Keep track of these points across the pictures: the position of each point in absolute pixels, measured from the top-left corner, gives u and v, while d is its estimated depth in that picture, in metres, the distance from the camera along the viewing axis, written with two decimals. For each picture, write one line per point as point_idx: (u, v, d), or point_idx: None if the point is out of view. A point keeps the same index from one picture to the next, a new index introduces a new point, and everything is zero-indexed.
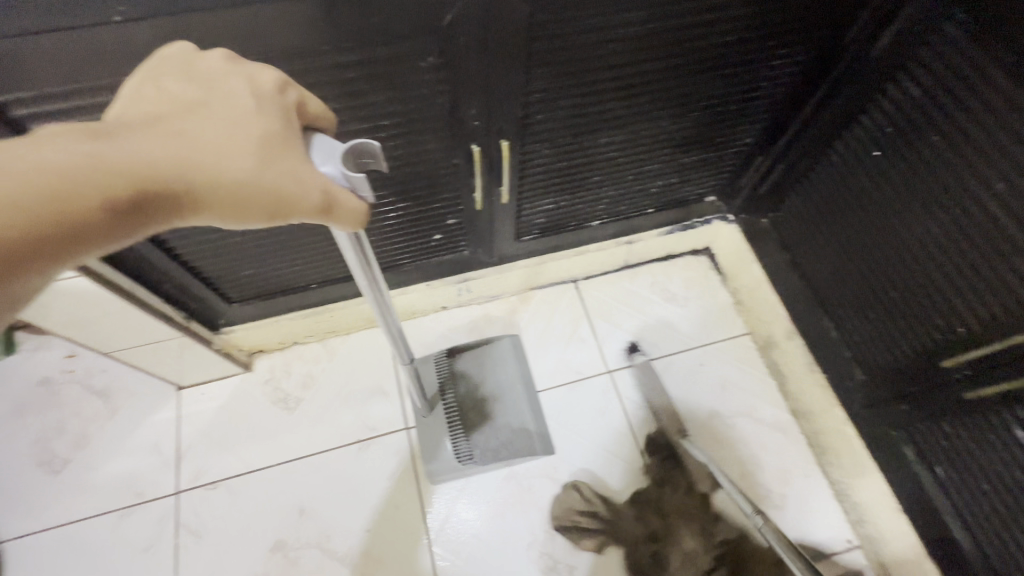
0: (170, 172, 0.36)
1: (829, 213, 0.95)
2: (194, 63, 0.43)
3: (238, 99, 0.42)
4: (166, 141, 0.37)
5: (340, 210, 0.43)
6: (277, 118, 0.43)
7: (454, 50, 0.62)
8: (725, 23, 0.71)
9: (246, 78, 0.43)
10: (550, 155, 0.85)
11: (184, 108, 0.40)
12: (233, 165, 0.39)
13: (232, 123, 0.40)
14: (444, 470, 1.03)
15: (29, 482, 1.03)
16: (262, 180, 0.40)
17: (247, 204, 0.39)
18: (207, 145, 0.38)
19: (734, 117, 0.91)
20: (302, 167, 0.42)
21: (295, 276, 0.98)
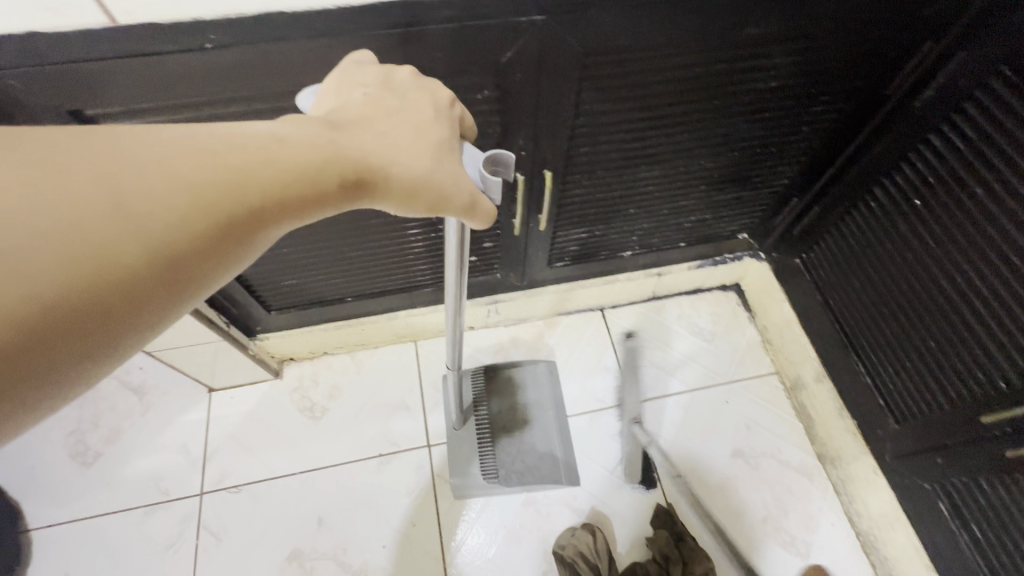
0: (374, 160, 0.39)
1: (867, 258, 0.95)
2: (391, 76, 0.45)
3: (421, 108, 0.44)
4: (371, 138, 0.40)
5: (479, 210, 0.45)
6: (448, 127, 0.45)
7: (509, 83, 0.65)
8: (771, 70, 0.73)
9: (427, 90, 0.45)
10: (590, 186, 0.87)
11: (382, 112, 0.42)
12: (415, 161, 0.41)
13: (417, 127, 0.42)
14: (471, 484, 1.03)
15: (61, 472, 1.06)
16: (432, 176, 0.41)
17: (414, 197, 0.41)
18: (399, 144, 0.41)
19: (771, 158, 0.92)
20: (459, 170, 0.43)
21: (332, 289, 1.01)
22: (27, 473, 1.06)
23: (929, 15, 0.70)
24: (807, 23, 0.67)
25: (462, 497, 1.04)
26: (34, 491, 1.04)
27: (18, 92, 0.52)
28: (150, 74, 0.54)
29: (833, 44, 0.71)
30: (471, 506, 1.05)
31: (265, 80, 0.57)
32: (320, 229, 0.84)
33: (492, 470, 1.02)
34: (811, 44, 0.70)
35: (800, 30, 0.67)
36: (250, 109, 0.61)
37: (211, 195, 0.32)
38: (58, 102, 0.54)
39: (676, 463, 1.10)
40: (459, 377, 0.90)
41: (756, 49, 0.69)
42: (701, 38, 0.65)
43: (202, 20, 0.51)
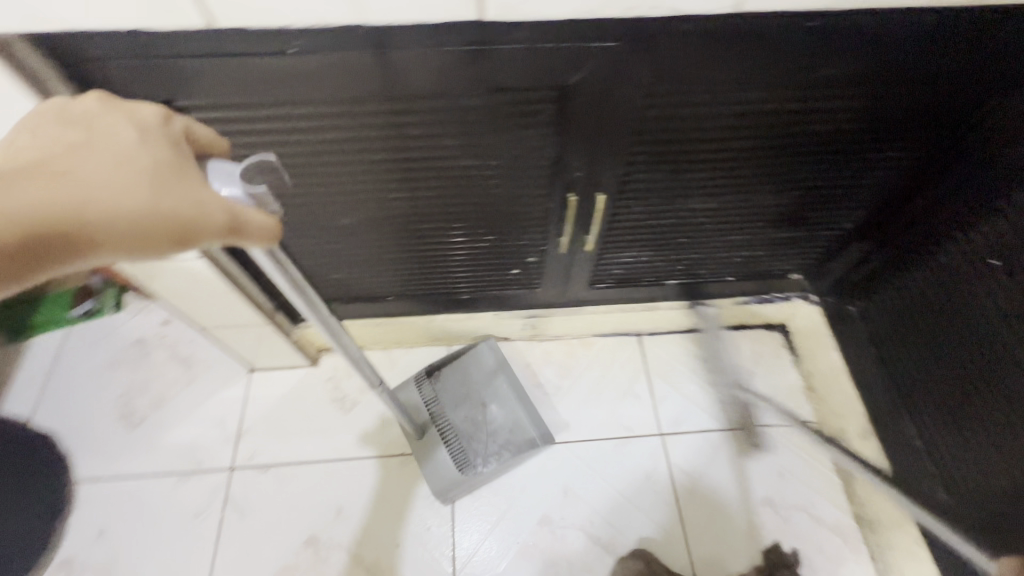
0: (52, 211, 0.34)
1: (931, 314, 0.89)
2: (71, 110, 0.41)
3: (114, 138, 0.39)
4: (54, 186, 0.35)
5: (250, 227, 0.40)
6: (166, 147, 0.41)
7: (573, 106, 0.65)
8: (845, 112, 0.70)
9: (124, 114, 0.41)
10: (642, 213, 0.86)
11: (72, 151, 0.38)
12: (121, 196, 0.36)
13: (116, 160, 0.38)
14: (451, 486, 1.03)
15: (109, 430, 1.13)
16: (156, 206, 0.36)
17: (146, 237, 0.36)
18: (97, 179, 0.36)
19: (836, 201, 0.88)
20: (203, 192, 0.39)
21: (376, 287, 1.03)
22: (79, 427, 1.13)
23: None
24: (888, 67, 0.64)
25: (448, 499, 1.04)
26: (83, 445, 1.11)
27: (122, 81, 0.56)
28: (236, 73, 0.57)
29: (916, 91, 0.68)
30: (488, 519, 1.05)
31: (341, 85, 0.60)
32: (373, 229, 0.86)
33: (467, 465, 1.04)
34: (892, 90, 0.67)
35: (882, 74, 0.65)
36: (325, 112, 0.64)
37: None
38: (152, 93, 0.58)
39: (703, 502, 1.06)
40: (387, 395, 0.86)
41: (832, 90, 0.66)
42: (775, 76, 0.63)
43: (289, 27, 0.54)
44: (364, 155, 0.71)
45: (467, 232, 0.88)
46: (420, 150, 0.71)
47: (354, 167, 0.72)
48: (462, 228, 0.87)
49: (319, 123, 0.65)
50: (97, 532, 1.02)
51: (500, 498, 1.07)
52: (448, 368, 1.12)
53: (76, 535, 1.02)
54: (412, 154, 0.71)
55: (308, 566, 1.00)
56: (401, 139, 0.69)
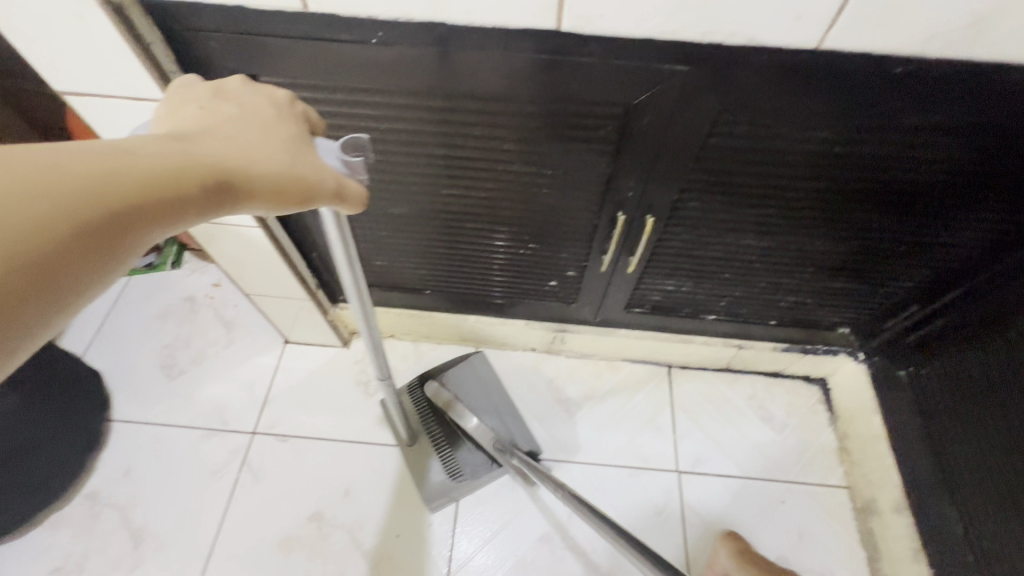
0: (228, 162, 0.37)
1: (987, 392, 0.83)
2: (220, 86, 0.44)
3: (259, 109, 0.43)
4: (223, 142, 0.38)
5: (351, 195, 0.43)
6: (295, 123, 0.44)
7: (636, 126, 0.65)
8: (920, 165, 0.67)
9: (263, 91, 0.45)
10: (688, 241, 0.85)
11: (224, 119, 0.41)
12: (270, 157, 0.39)
13: (265, 127, 0.41)
14: (440, 489, 1.05)
15: (149, 377, 1.19)
16: (292, 169, 0.40)
17: (284, 193, 0.39)
18: (250, 144, 0.39)
19: (897, 257, 0.84)
20: (318, 160, 0.42)
21: (415, 279, 1.05)
22: (123, 371, 1.19)
23: None
24: (972, 123, 0.61)
25: (438, 505, 1.05)
26: (125, 388, 1.17)
27: (214, 53, 0.60)
28: (319, 56, 0.60)
29: (1002, 153, 0.64)
30: (490, 527, 1.04)
31: (413, 79, 0.62)
32: (421, 222, 0.88)
33: (456, 472, 1.04)
34: (973, 148, 0.64)
35: (963, 129, 0.62)
36: (395, 103, 0.66)
37: (68, 204, 0.29)
38: (241, 67, 0.61)
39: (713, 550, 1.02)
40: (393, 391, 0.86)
41: (911, 141, 0.64)
42: (848, 119, 0.61)
43: (373, 19, 0.57)
44: (423, 149, 0.73)
45: (512, 237, 0.89)
46: (478, 151, 0.73)
47: (416, 159, 0.75)
48: (508, 232, 0.88)
49: (388, 113, 0.68)
50: (123, 472, 1.08)
51: (505, 507, 1.06)
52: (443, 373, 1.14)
53: (104, 471, 1.08)
54: (470, 153, 0.73)
55: (310, 540, 1.02)
56: (461, 137, 0.71)
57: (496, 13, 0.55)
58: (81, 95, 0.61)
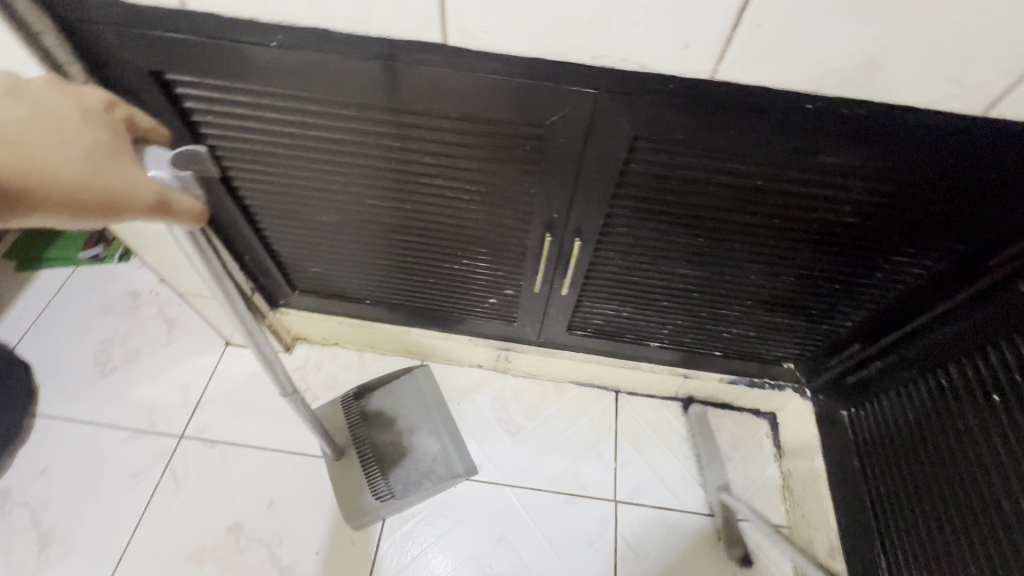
0: (6, 175, 0.33)
1: (920, 439, 0.81)
2: (14, 78, 0.39)
3: (63, 111, 0.39)
4: (0, 149, 0.34)
5: (179, 211, 0.42)
6: (109, 131, 0.41)
7: (552, 147, 0.63)
8: (846, 205, 0.65)
9: (71, 90, 0.41)
10: (623, 267, 0.83)
11: (13, 120, 0.36)
12: (68, 169, 0.36)
13: (65, 134, 0.37)
14: (367, 509, 1.02)
15: (80, 372, 1.16)
16: (101, 183, 0.38)
17: (86, 209, 0.37)
18: (45, 155, 0.35)
19: (835, 295, 0.82)
20: (137, 174, 0.40)
21: (354, 287, 1.03)
22: (55, 364, 1.16)
23: None
24: (893, 165, 0.59)
25: (364, 526, 1.02)
26: (54, 382, 1.14)
27: (113, 46, 0.58)
28: (219, 56, 0.58)
29: (928, 195, 0.63)
30: (416, 551, 1.01)
31: (322, 86, 0.60)
32: (353, 232, 0.86)
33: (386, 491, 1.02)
34: (897, 190, 0.62)
35: (885, 172, 0.60)
36: (308, 109, 0.64)
37: None
38: (142, 63, 0.59)
39: None
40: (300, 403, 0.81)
41: (835, 179, 0.62)
42: (768, 153, 0.60)
43: (273, 23, 0.55)
44: (345, 158, 0.71)
45: (446, 252, 0.87)
46: (400, 163, 0.71)
47: (339, 168, 0.73)
48: (442, 247, 0.86)
49: (302, 119, 0.66)
50: (40, 470, 1.04)
51: (433, 528, 1.03)
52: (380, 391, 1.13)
53: (21, 468, 1.04)
54: (393, 165, 0.71)
55: (225, 553, 0.98)
56: (382, 149, 0.69)
57: (383, 23, 0.53)
58: None
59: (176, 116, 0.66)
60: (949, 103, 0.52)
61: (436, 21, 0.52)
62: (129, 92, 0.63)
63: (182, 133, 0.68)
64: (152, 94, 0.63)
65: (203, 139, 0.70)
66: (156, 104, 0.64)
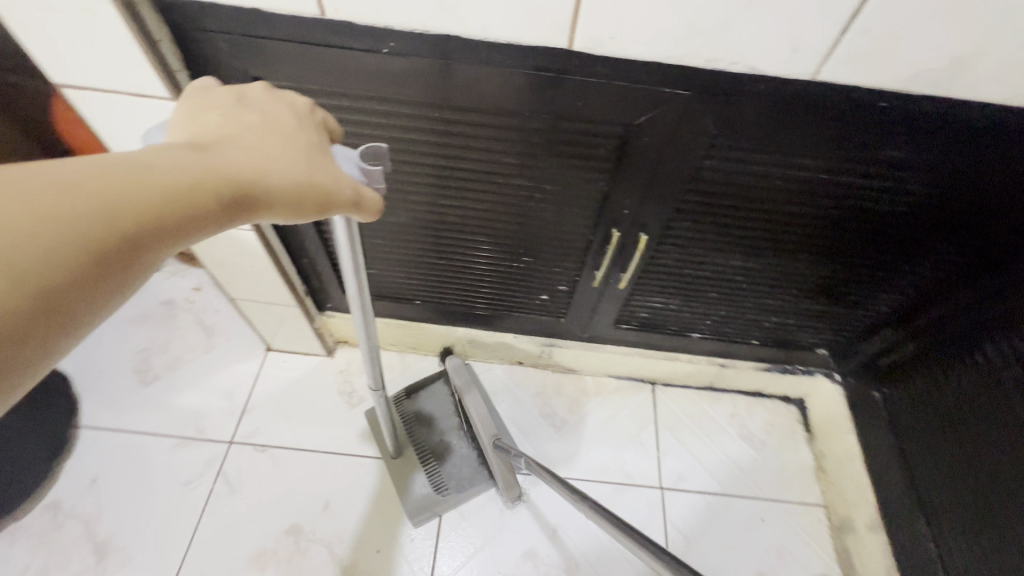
0: (244, 175, 0.37)
1: (957, 412, 0.87)
2: (242, 90, 0.45)
3: (281, 116, 0.44)
4: (240, 154, 0.38)
5: (367, 205, 0.44)
6: (312, 131, 0.45)
7: (635, 146, 0.67)
8: (900, 196, 0.71)
9: (283, 98, 0.46)
10: (679, 260, 0.87)
11: (242, 125, 0.41)
12: (287, 167, 0.40)
13: (284, 137, 0.42)
14: (425, 505, 1.03)
15: (122, 382, 1.15)
16: (311, 178, 0.41)
17: (300, 203, 0.40)
18: (268, 154, 0.40)
19: (875, 282, 0.88)
20: (338, 169, 0.43)
21: (404, 288, 1.04)
22: (95, 375, 1.15)
23: None
24: (947, 156, 0.65)
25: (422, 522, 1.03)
26: (96, 393, 1.13)
27: (223, 53, 0.60)
28: (326, 62, 0.61)
29: (972, 185, 0.69)
30: (473, 545, 1.02)
31: (421, 90, 0.64)
32: (416, 233, 0.88)
33: (442, 487, 1.04)
34: (946, 180, 0.68)
35: (939, 164, 0.66)
36: (401, 112, 0.67)
37: (89, 220, 0.30)
38: (248, 69, 0.62)
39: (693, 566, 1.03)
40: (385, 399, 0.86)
41: (890, 171, 0.67)
42: (834, 148, 0.65)
43: (386, 30, 0.58)
44: (426, 160, 0.74)
45: (506, 251, 0.90)
46: (479, 164, 0.74)
47: (420, 170, 0.76)
48: (503, 247, 0.89)
49: (392, 122, 0.69)
50: (89, 481, 1.03)
51: (488, 522, 1.05)
52: (428, 388, 1.13)
53: (69, 480, 1.03)
54: (473, 166, 0.74)
55: (286, 555, 0.99)
56: (465, 151, 0.72)
57: (511, 29, 0.56)
58: (80, 89, 0.60)
59: None
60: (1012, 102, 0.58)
61: (566, 25, 0.55)
62: None
63: None
64: None
65: None
66: None
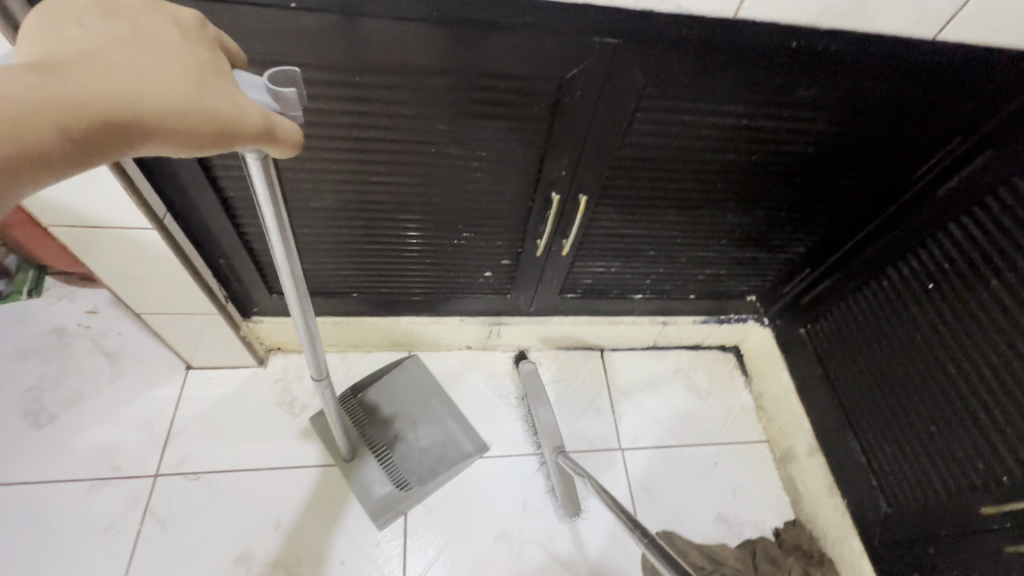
0: (106, 99, 0.32)
1: (872, 336, 0.96)
2: (112, 1, 0.39)
3: (162, 33, 0.38)
4: (103, 75, 0.33)
5: (285, 134, 0.39)
6: (205, 52, 0.39)
7: (569, 101, 0.66)
8: (812, 136, 0.76)
9: (167, 12, 0.40)
10: (618, 220, 0.88)
11: (108, 42, 0.35)
12: (168, 91, 0.34)
13: (164, 55, 0.36)
14: (387, 506, 0.98)
15: (7, 428, 0.98)
16: (202, 103, 0.35)
17: (189, 132, 0.34)
18: (142, 75, 0.34)
19: (793, 224, 0.95)
20: (240, 95, 0.38)
21: (339, 281, 0.97)
22: None
23: (961, 112, 0.75)
24: (852, 95, 0.71)
25: (385, 524, 0.98)
26: None
27: None
28: (225, 23, 0.55)
29: (872, 119, 0.75)
30: (443, 537, 0.99)
31: (338, 52, 0.59)
32: (345, 217, 0.82)
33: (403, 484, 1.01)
34: (850, 118, 0.74)
35: (845, 102, 0.72)
36: (316, 78, 0.62)
37: None
38: None
39: (659, 517, 1.06)
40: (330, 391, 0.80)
41: (802, 111, 0.72)
42: (753, 92, 0.68)
43: None
44: (351, 133, 0.69)
45: (445, 228, 0.86)
46: (409, 133, 0.70)
47: (344, 144, 0.70)
48: (442, 224, 0.85)
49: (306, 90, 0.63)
50: None
51: (456, 512, 1.02)
52: (376, 386, 1.10)
53: None
54: (402, 136, 0.70)
55: None
56: (393, 120, 0.68)
57: None
58: None
59: None
60: (904, 37, 0.64)
61: None
62: None
63: None
64: None
65: None
66: None
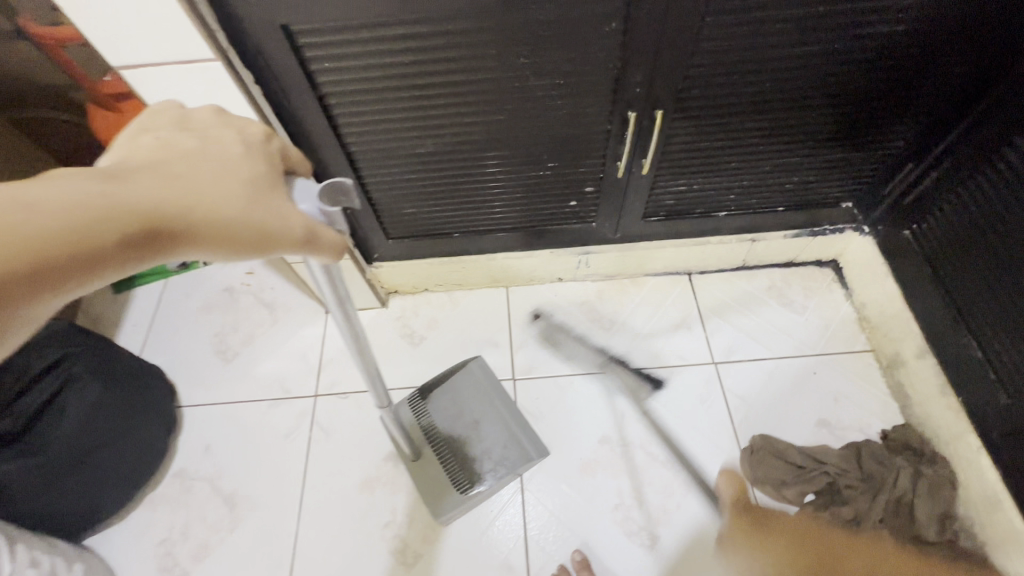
0: (160, 211, 0.40)
1: (988, 224, 0.91)
2: (189, 118, 0.49)
3: (230, 147, 0.47)
4: (161, 185, 0.41)
5: (323, 242, 0.47)
6: (263, 163, 0.48)
7: (638, 15, 0.71)
8: (896, 14, 0.74)
9: (235, 129, 0.50)
10: (694, 133, 0.91)
11: (182, 155, 0.45)
12: (224, 203, 0.43)
13: (223, 168, 0.45)
14: (448, 505, 1.02)
15: (206, 363, 1.26)
16: (252, 215, 0.44)
17: (233, 238, 0.42)
18: (200, 185, 0.42)
19: (887, 115, 0.91)
20: (287, 207, 0.46)
21: (442, 223, 1.11)
22: (180, 362, 1.26)
23: None
24: None
25: (443, 522, 1.03)
26: (186, 376, 1.24)
27: (249, 7, 0.66)
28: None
29: None
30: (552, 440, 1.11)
31: (429, 5, 0.68)
32: (443, 161, 0.94)
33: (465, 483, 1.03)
34: None
35: None
36: (414, 32, 0.72)
37: None
38: (275, 18, 0.68)
39: (756, 422, 1.11)
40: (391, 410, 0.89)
41: None
42: None
43: None
44: (442, 79, 0.79)
45: (531, 159, 0.95)
46: (493, 72, 0.78)
47: (438, 91, 0.81)
48: (528, 156, 0.94)
49: (403, 45, 0.74)
50: (204, 449, 1.15)
51: (562, 418, 1.14)
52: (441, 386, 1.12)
53: (186, 451, 1.15)
54: (487, 75, 0.79)
55: (388, 477, 1.10)
56: (479, 61, 0.77)
57: None
58: (136, 67, 0.68)
59: (300, 67, 0.75)
60: None
61: None
62: (263, 51, 0.72)
63: (303, 85, 0.77)
64: (282, 47, 0.71)
65: (319, 88, 0.78)
66: (285, 56, 0.73)
